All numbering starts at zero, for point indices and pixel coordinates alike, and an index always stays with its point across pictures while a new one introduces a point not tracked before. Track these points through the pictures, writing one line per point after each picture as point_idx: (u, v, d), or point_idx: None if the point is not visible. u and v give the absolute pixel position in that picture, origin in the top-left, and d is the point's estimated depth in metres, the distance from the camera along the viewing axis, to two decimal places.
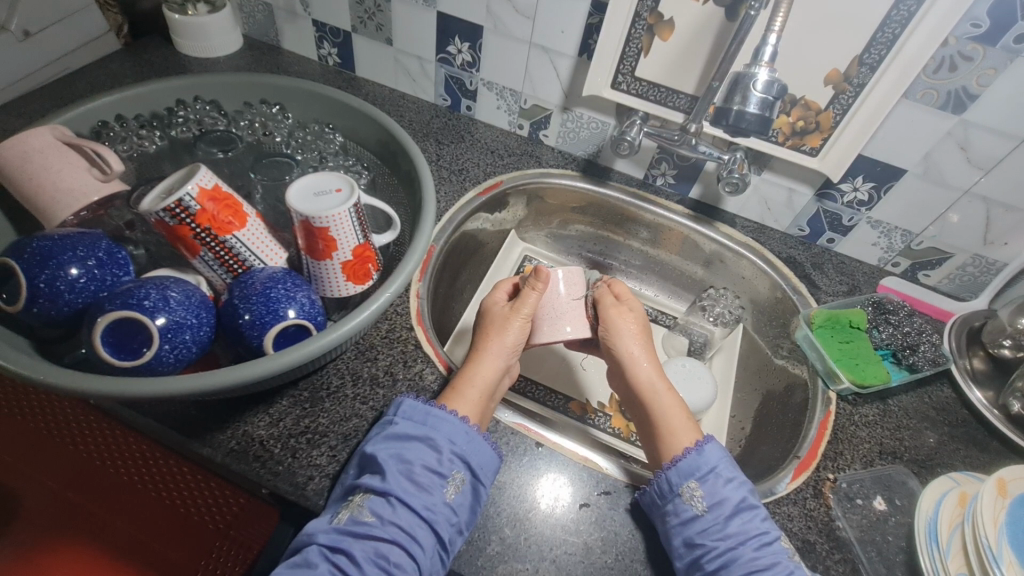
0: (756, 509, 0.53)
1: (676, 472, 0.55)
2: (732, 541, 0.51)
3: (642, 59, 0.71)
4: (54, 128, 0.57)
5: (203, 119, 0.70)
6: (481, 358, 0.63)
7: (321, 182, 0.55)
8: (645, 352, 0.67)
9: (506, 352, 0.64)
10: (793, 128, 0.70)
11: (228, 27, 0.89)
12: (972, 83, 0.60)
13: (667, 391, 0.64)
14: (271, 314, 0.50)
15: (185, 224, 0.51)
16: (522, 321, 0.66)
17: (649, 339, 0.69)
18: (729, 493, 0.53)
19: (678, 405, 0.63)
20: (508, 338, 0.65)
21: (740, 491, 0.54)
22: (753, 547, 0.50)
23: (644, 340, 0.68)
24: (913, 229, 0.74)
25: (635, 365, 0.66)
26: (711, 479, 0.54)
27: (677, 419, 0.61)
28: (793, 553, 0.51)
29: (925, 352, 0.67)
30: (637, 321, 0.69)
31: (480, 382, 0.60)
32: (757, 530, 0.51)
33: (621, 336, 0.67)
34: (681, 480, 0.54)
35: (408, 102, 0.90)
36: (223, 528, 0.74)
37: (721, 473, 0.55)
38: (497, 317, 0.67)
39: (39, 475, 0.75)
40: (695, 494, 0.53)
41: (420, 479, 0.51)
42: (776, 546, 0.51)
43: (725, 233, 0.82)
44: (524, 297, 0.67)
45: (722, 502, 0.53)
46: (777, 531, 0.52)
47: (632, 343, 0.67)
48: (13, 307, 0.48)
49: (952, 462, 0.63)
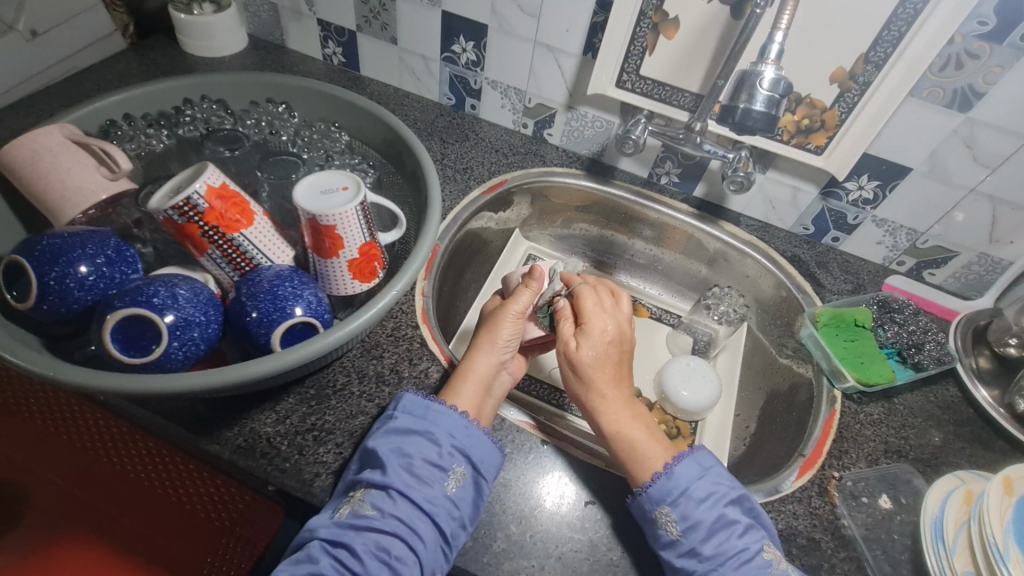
0: (734, 525, 0.51)
1: (645, 501, 0.53)
2: (712, 562, 0.50)
3: (647, 57, 0.71)
4: (62, 127, 0.57)
5: (211, 118, 0.71)
6: (476, 351, 0.63)
7: (328, 181, 0.56)
8: (600, 386, 0.61)
9: (498, 348, 0.64)
10: (798, 126, 0.70)
11: (233, 27, 0.89)
12: (978, 81, 0.60)
13: (626, 426, 0.59)
14: (279, 312, 0.50)
15: (194, 221, 0.51)
16: (514, 318, 0.66)
17: (607, 365, 0.62)
18: (703, 514, 0.52)
19: (637, 441, 0.58)
20: (499, 336, 0.64)
21: (714, 511, 0.52)
22: (733, 566, 0.50)
23: (599, 370, 0.61)
24: (918, 228, 0.74)
25: (590, 402, 0.61)
26: (683, 501, 0.52)
27: (633, 460, 0.56)
28: (778, 563, 0.50)
29: (930, 350, 0.67)
30: (588, 349, 0.62)
31: (480, 374, 0.60)
32: (735, 548, 0.50)
33: (573, 374, 0.63)
34: (651, 508, 0.53)
35: (413, 101, 0.91)
36: (230, 526, 0.75)
37: (694, 494, 0.53)
38: (491, 316, 0.67)
39: (48, 470, 0.76)
40: (669, 519, 0.52)
41: (421, 472, 0.52)
42: (758, 561, 0.50)
43: (730, 232, 0.82)
44: (519, 296, 0.67)
45: (697, 525, 0.51)
46: (760, 543, 0.51)
47: (582, 380, 0.62)
48: (23, 305, 0.48)
49: (957, 460, 0.63)
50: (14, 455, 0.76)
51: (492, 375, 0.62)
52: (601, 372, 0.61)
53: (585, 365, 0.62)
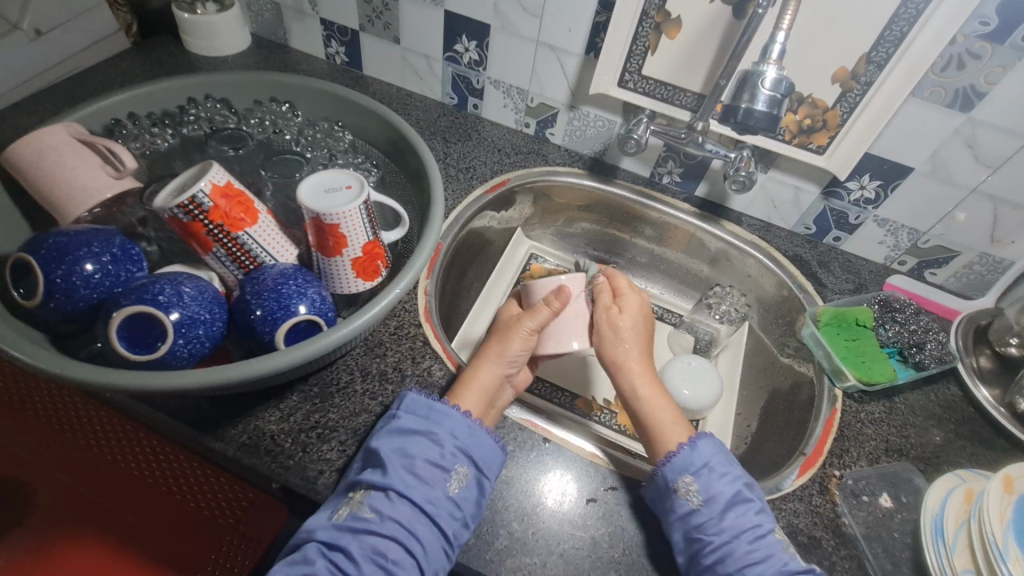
0: (751, 502, 0.53)
1: (671, 467, 0.55)
2: (728, 535, 0.51)
3: (649, 57, 0.72)
4: (68, 125, 0.58)
5: (214, 117, 0.72)
6: (480, 364, 0.62)
7: (332, 179, 0.56)
8: (635, 354, 0.64)
9: (504, 361, 0.62)
10: (800, 126, 0.70)
11: (236, 26, 0.89)
12: (980, 81, 0.60)
13: (655, 393, 0.62)
14: (283, 310, 0.51)
15: (199, 220, 0.52)
16: (526, 335, 0.63)
17: (641, 338, 0.65)
18: (723, 488, 0.53)
19: (664, 408, 0.61)
20: (508, 350, 0.63)
21: (733, 485, 0.54)
22: (748, 540, 0.50)
23: (635, 340, 0.65)
24: (920, 227, 0.75)
25: (624, 367, 0.64)
26: (705, 473, 0.54)
27: (661, 424, 0.60)
28: (786, 545, 0.51)
29: (931, 350, 0.68)
30: (628, 320, 0.65)
31: (483, 385, 0.60)
32: (751, 523, 0.51)
33: (609, 338, 0.65)
34: (676, 475, 0.54)
35: (415, 101, 0.91)
36: (234, 523, 0.75)
37: (715, 468, 0.55)
38: (505, 325, 0.65)
39: (52, 468, 0.76)
40: (691, 489, 0.53)
41: (422, 473, 0.52)
42: (771, 538, 0.51)
43: (731, 232, 0.82)
44: (535, 312, 0.64)
45: (716, 498, 0.53)
46: (772, 524, 0.52)
47: (620, 346, 0.64)
48: (30, 302, 0.48)
49: (958, 459, 0.63)
50: (18, 453, 0.77)
51: (496, 388, 0.61)
52: (637, 342, 0.65)
53: (626, 334, 0.64)
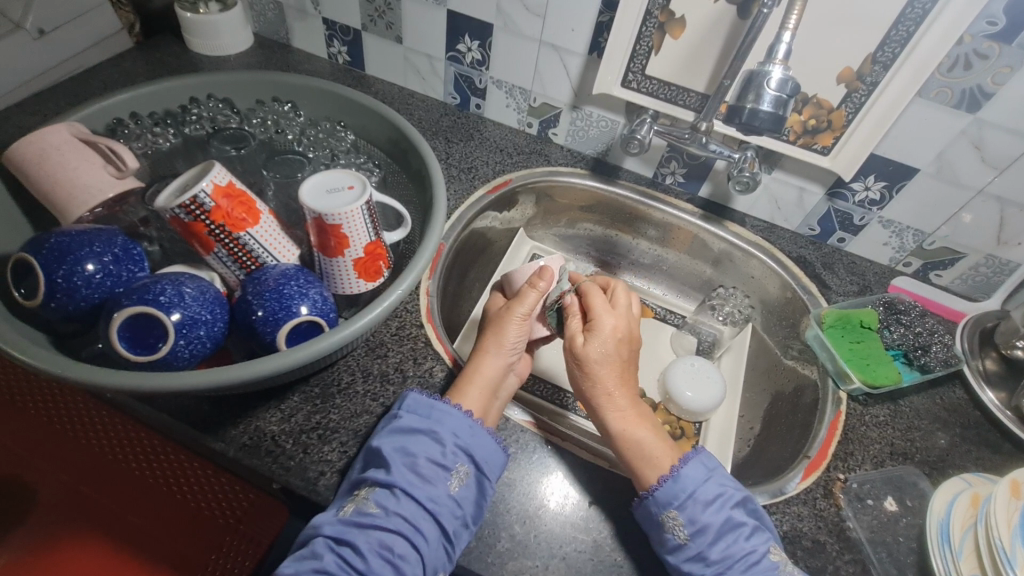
0: (741, 528, 0.52)
1: (651, 505, 0.53)
2: (719, 566, 0.50)
3: (653, 57, 0.71)
4: (70, 125, 0.58)
5: (217, 117, 0.71)
6: (481, 354, 0.62)
7: (334, 180, 0.56)
8: (608, 384, 0.62)
9: (504, 351, 0.63)
10: (805, 127, 0.70)
11: (239, 25, 0.89)
12: (988, 81, 0.59)
13: (630, 424, 0.59)
14: (284, 311, 0.51)
15: (200, 220, 0.51)
16: (520, 321, 0.65)
17: (615, 364, 0.62)
18: (711, 518, 0.52)
19: (641, 438, 0.58)
20: (505, 339, 0.63)
21: (721, 514, 0.52)
22: (739, 569, 0.50)
23: (605, 369, 0.62)
24: (925, 229, 0.74)
25: (596, 399, 0.62)
26: (690, 505, 0.53)
27: (639, 456, 0.57)
28: (784, 564, 0.51)
29: (937, 352, 0.67)
30: (597, 347, 0.62)
31: (487, 377, 0.60)
32: (743, 551, 0.51)
33: (580, 371, 0.63)
34: (659, 512, 0.52)
35: (417, 101, 0.90)
36: (234, 523, 0.75)
37: (701, 498, 0.53)
38: (496, 317, 0.66)
39: (54, 468, 0.77)
40: (677, 523, 0.52)
41: (425, 471, 0.51)
42: (765, 564, 0.50)
43: (735, 233, 0.82)
44: (524, 296, 0.66)
45: (704, 529, 0.52)
46: (767, 544, 0.51)
47: (590, 376, 0.62)
48: (32, 302, 0.48)
49: (964, 463, 0.63)
50: (20, 452, 0.77)
51: (500, 378, 0.61)
52: (606, 370, 0.62)
53: (593, 365, 0.62)
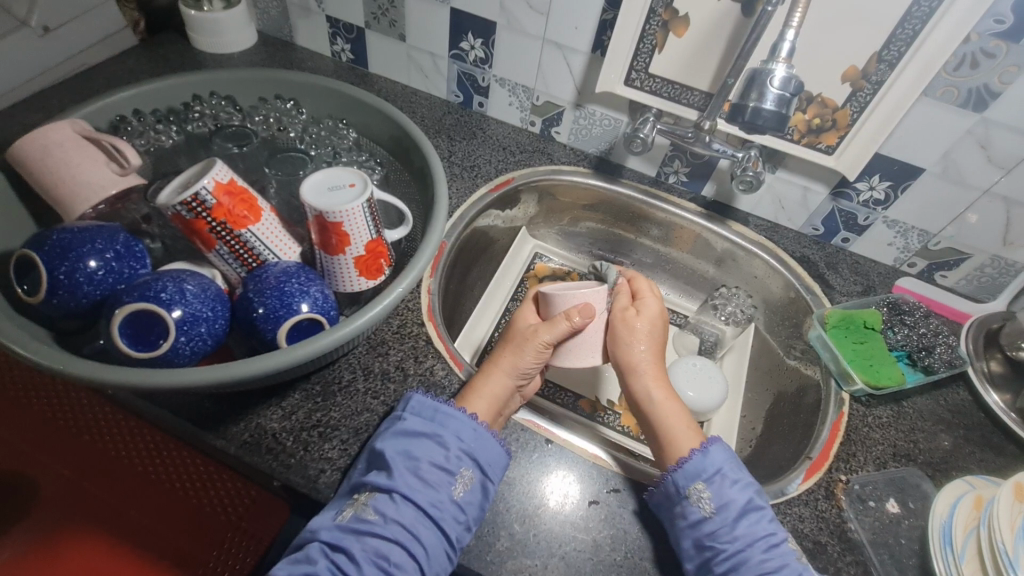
0: (762, 509, 0.52)
1: (682, 473, 0.54)
2: (741, 543, 0.50)
3: (656, 55, 0.71)
4: (73, 122, 0.58)
5: (219, 115, 0.71)
6: (490, 372, 0.61)
7: (335, 177, 0.56)
8: (651, 356, 0.63)
9: (516, 372, 0.61)
10: (809, 126, 0.69)
11: (243, 23, 0.89)
12: (994, 81, 0.59)
13: (667, 398, 0.61)
14: (285, 308, 0.51)
15: (202, 217, 0.51)
16: (542, 347, 0.61)
17: (657, 342, 0.65)
18: (735, 495, 0.53)
19: (676, 412, 0.60)
20: (520, 362, 0.61)
21: (746, 492, 0.53)
22: (762, 548, 0.50)
23: (651, 343, 0.63)
24: (930, 229, 0.73)
25: (638, 369, 0.62)
26: (717, 480, 0.53)
27: (673, 426, 0.59)
28: (799, 555, 0.51)
29: (941, 354, 0.67)
30: (647, 322, 0.64)
31: (495, 394, 0.59)
32: (765, 531, 0.51)
33: (625, 336, 0.63)
34: (688, 482, 0.53)
35: (420, 98, 0.90)
36: (235, 520, 0.76)
37: (728, 475, 0.54)
38: (520, 334, 0.63)
39: (55, 463, 0.76)
40: (703, 496, 0.53)
41: (425, 477, 0.52)
42: (784, 548, 0.51)
43: (739, 233, 0.81)
44: (554, 325, 0.61)
45: (728, 505, 0.52)
46: (785, 532, 0.52)
47: (635, 345, 0.63)
48: (33, 298, 0.49)
49: (968, 465, 0.62)
50: (22, 447, 0.77)
51: (508, 397, 0.60)
52: (651, 345, 0.63)
53: (643, 337, 0.63)
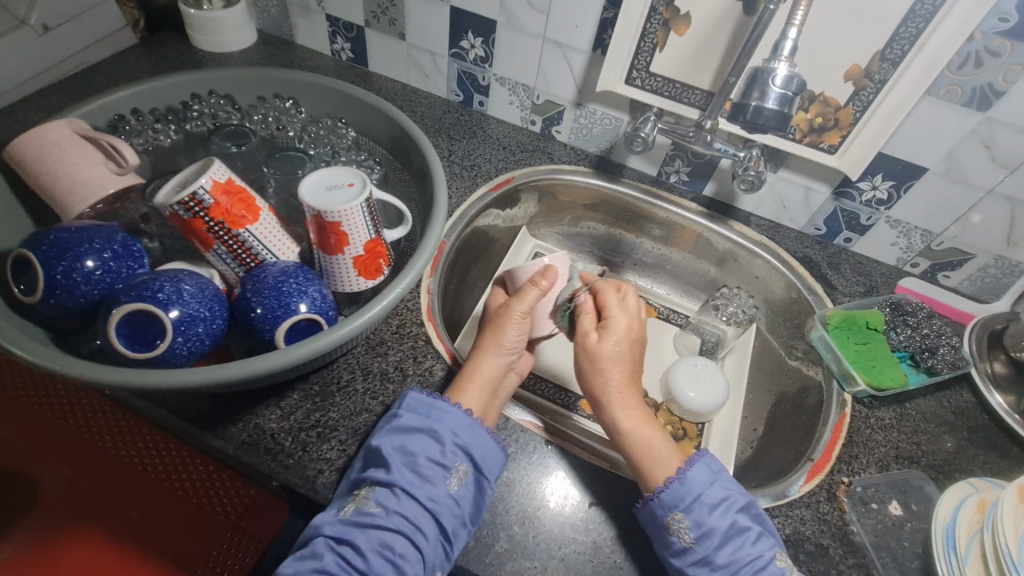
0: (746, 532, 0.51)
1: (659, 505, 0.52)
2: (726, 571, 0.50)
3: (657, 54, 0.70)
4: (71, 121, 0.57)
5: (218, 114, 0.71)
6: (479, 354, 0.61)
7: (334, 176, 0.55)
8: (618, 381, 0.61)
9: (505, 352, 0.62)
10: (811, 125, 0.69)
11: (243, 22, 0.89)
12: (998, 79, 0.58)
13: (640, 425, 0.59)
14: (283, 308, 0.50)
15: (199, 217, 0.51)
16: (519, 318, 0.63)
17: (626, 363, 0.62)
18: (716, 521, 0.51)
19: (650, 440, 0.57)
20: (504, 337, 0.62)
21: (727, 518, 0.52)
22: (748, 575, 0.50)
23: (616, 367, 0.61)
24: (933, 229, 0.73)
25: (606, 397, 0.61)
26: (697, 507, 0.52)
27: (646, 453, 0.56)
28: (789, 571, 0.50)
29: (945, 354, 0.66)
30: (610, 344, 0.62)
31: (485, 375, 0.59)
32: (750, 556, 0.50)
33: (590, 366, 0.62)
34: (665, 514, 0.52)
35: (420, 97, 0.90)
36: (235, 519, 0.74)
37: (707, 500, 0.52)
38: (496, 314, 0.64)
39: (58, 463, 0.77)
40: (682, 527, 0.51)
41: (424, 471, 0.51)
42: (772, 569, 0.50)
43: (740, 232, 0.81)
44: (525, 294, 0.64)
45: (710, 532, 0.51)
46: (773, 550, 0.51)
47: (601, 373, 0.61)
48: (31, 298, 0.48)
49: (971, 467, 0.62)
50: (25, 446, 0.78)
51: (500, 377, 0.60)
52: (618, 368, 0.61)
53: (607, 363, 0.61)
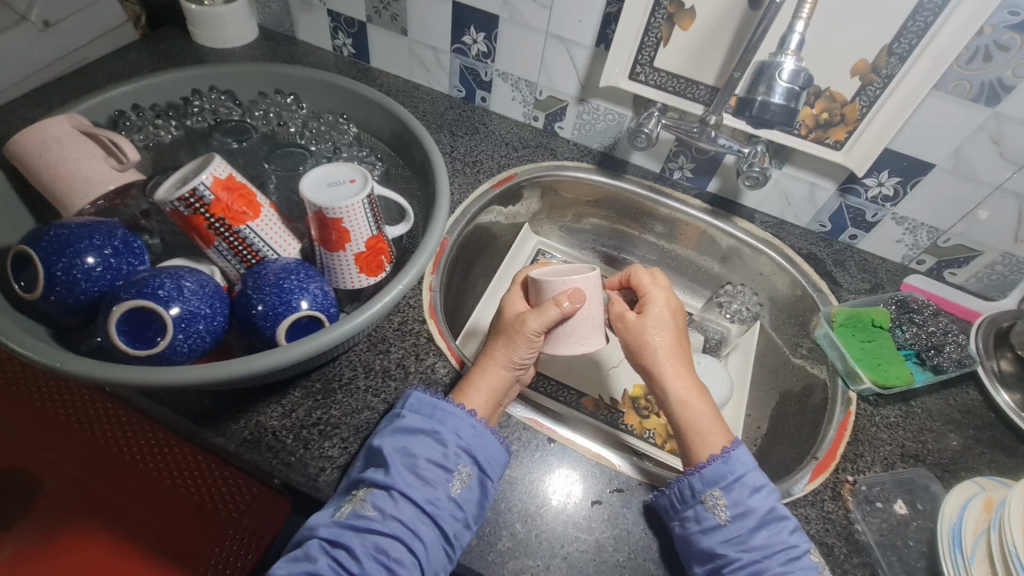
0: (785, 520, 0.51)
1: (700, 478, 0.53)
2: (757, 553, 0.49)
3: (661, 48, 0.70)
4: (71, 117, 0.57)
5: (219, 109, 0.70)
6: (486, 365, 0.59)
7: (335, 173, 0.55)
8: (666, 352, 0.59)
9: (513, 363, 0.59)
10: (817, 120, 0.68)
11: (243, 17, 0.88)
12: (1007, 74, 0.58)
13: (691, 397, 0.58)
14: (284, 305, 0.50)
15: (200, 213, 0.51)
16: (532, 337, 0.58)
17: (671, 333, 0.60)
18: (756, 504, 0.51)
19: (699, 415, 0.57)
20: (515, 354, 0.59)
21: (768, 502, 0.51)
22: (780, 561, 0.49)
23: (663, 339, 0.59)
24: (940, 225, 0.72)
25: (654, 369, 0.59)
26: (737, 487, 0.52)
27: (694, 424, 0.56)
28: (820, 566, 0.50)
29: (950, 352, 0.65)
30: (652, 318, 0.61)
31: (492, 385, 0.58)
32: (785, 543, 0.50)
33: (635, 341, 0.61)
34: (704, 487, 0.52)
35: (423, 93, 0.90)
36: (237, 517, 0.76)
37: (749, 482, 0.52)
38: (509, 326, 0.60)
39: (59, 460, 0.76)
40: (719, 503, 0.52)
41: (424, 473, 0.51)
42: (804, 561, 0.49)
43: (744, 228, 0.80)
44: (543, 312, 0.57)
45: (748, 513, 0.51)
46: (807, 544, 0.51)
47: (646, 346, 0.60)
48: (31, 295, 0.48)
49: (977, 466, 0.61)
50: (26, 444, 0.78)
51: (507, 388, 0.59)
52: (665, 341, 0.59)
53: (653, 336, 0.60)
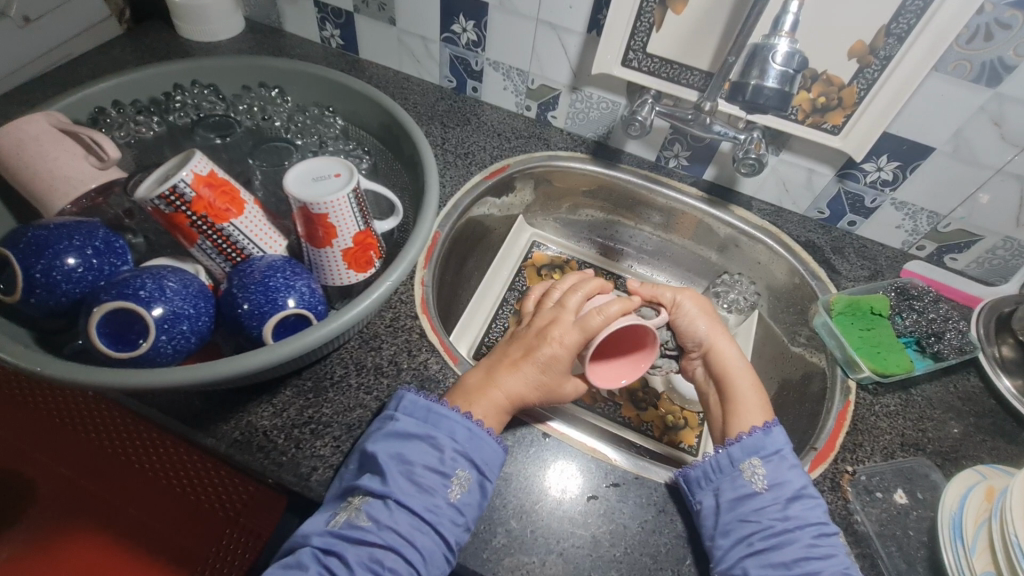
0: (817, 499, 0.52)
1: (740, 447, 0.55)
2: (790, 523, 0.50)
3: (654, 34, 0.68)
4: (48, 115, 0.56)
5: (201, 104, 0.70)
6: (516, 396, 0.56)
7: (321, 167, 0.54)
8: (712, 327, 0.66)
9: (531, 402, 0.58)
10: (814, 105, 0.67)
11: (228, 10, 0.87)
12: (1009, 54, 0.56)
13: (736, 371, 0.62)
14: (270, 304, 0.49)
15: (182, 211, 0.50)
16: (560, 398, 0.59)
17: (707, 314, 0.67)
18: (793, 478, 0.53)
19: (747, 391, 0.60)
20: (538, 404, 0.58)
21: (803, 478, 0.53)
22: (811, 534, 0.50)
23: (704, 320, 0.66)
24: (940, 211, 0.71)
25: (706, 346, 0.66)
26: (776, 460, 0.54)
27: (739, 400, 0.60)
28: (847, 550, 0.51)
29: (951, 340, 0.64)
30: (701, 314, 0.67)
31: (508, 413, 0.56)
32: (817, 519, 0.51)
33: (686, 324, 0.67)
34: (743, 455, 0.54)
35: (413, 85, 0.88)
36: (234, 515, 0.75)
37: (787, 457, 0.54)
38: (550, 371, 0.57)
39: (53, 462, 0.76)
40: (758, 472, 0.53)
41: (422, 480, 0.50)
42: (835, 539, 0.51)
43: (740, 216, 0.79)
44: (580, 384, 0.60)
45: (784, 486, 0.52)
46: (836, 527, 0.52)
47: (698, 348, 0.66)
48: (10, 298, 0.47)
49: (978, 454, 0.61)
50: (20, 446, 0.78)
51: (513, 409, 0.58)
52: (706, 317, 0.67)
53: (696, 314, 0.67)
